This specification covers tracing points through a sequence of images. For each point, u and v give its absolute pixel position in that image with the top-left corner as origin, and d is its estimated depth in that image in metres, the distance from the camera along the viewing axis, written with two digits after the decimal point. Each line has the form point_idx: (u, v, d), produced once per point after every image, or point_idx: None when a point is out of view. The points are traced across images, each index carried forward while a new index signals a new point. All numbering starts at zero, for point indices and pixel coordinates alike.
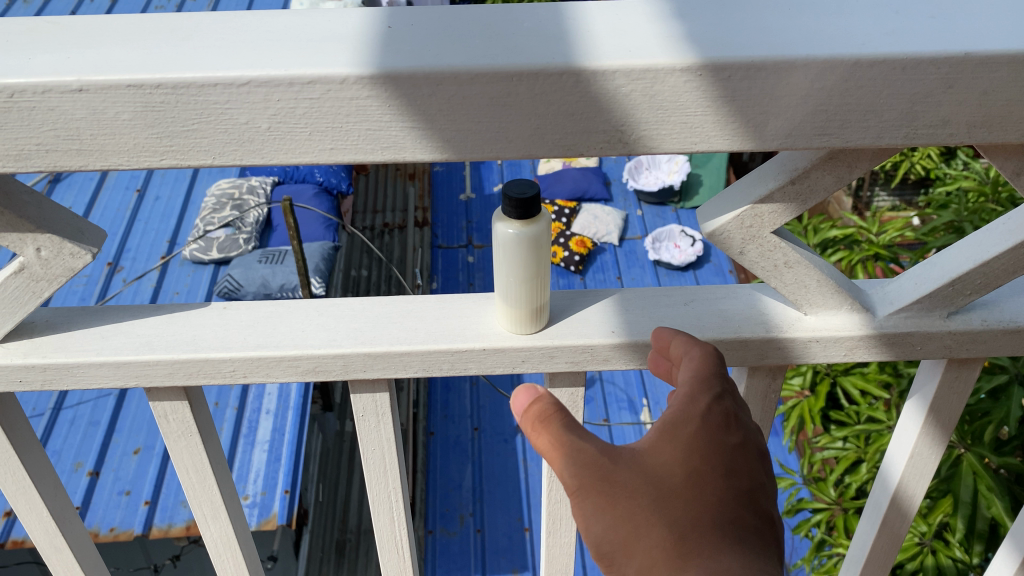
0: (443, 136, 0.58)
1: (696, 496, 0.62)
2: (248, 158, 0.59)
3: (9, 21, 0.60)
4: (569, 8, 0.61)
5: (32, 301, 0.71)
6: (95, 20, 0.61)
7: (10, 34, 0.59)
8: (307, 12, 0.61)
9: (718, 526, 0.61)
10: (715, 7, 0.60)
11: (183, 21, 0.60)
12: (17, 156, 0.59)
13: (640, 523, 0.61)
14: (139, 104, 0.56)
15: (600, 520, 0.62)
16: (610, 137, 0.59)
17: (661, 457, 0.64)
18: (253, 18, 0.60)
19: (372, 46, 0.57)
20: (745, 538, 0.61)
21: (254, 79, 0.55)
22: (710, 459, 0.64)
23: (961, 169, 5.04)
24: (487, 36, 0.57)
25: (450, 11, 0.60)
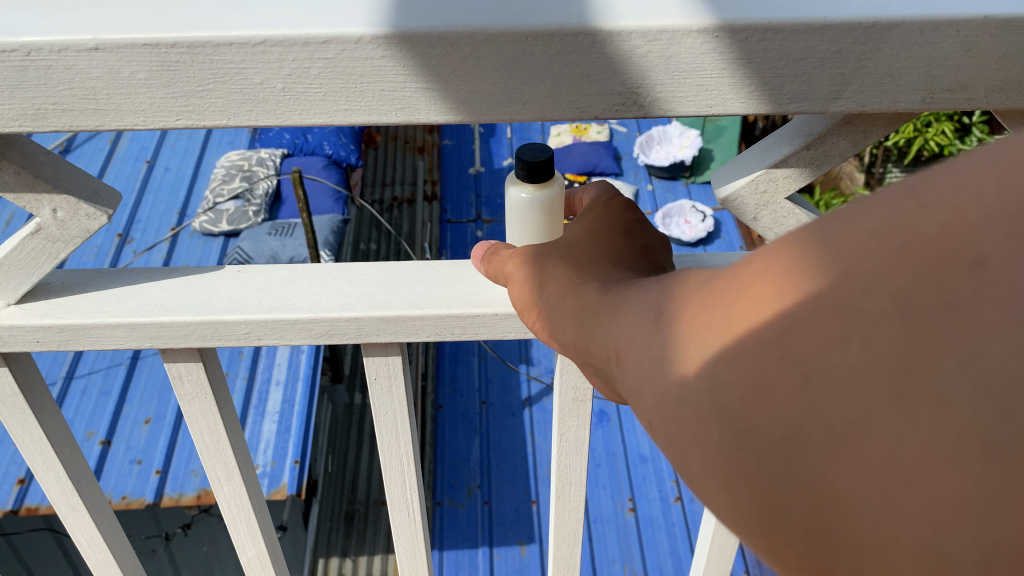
0: (458, 98, 0.59)
1: (596, 243, 0.62)
2: (263, 119, 0.60)
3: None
4: None
5: (48, 263, 0.71)
6: None
7: None
8: None
9: (614, 255, 0.59)
10: None
11: None
12: (34, 115, 0.59)
13: (550, 269, 0.61)
14: (155, 64, 0.56)
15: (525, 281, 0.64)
16: (625, 99, 0.59)
17: (572, 232, 0.65)
18: None
19: (387, 4, 0.57)
20: (639, 265, 0.58)
21: (269, 39, 0.55)
22: (614, 223, 0.64)
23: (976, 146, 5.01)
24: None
25: None
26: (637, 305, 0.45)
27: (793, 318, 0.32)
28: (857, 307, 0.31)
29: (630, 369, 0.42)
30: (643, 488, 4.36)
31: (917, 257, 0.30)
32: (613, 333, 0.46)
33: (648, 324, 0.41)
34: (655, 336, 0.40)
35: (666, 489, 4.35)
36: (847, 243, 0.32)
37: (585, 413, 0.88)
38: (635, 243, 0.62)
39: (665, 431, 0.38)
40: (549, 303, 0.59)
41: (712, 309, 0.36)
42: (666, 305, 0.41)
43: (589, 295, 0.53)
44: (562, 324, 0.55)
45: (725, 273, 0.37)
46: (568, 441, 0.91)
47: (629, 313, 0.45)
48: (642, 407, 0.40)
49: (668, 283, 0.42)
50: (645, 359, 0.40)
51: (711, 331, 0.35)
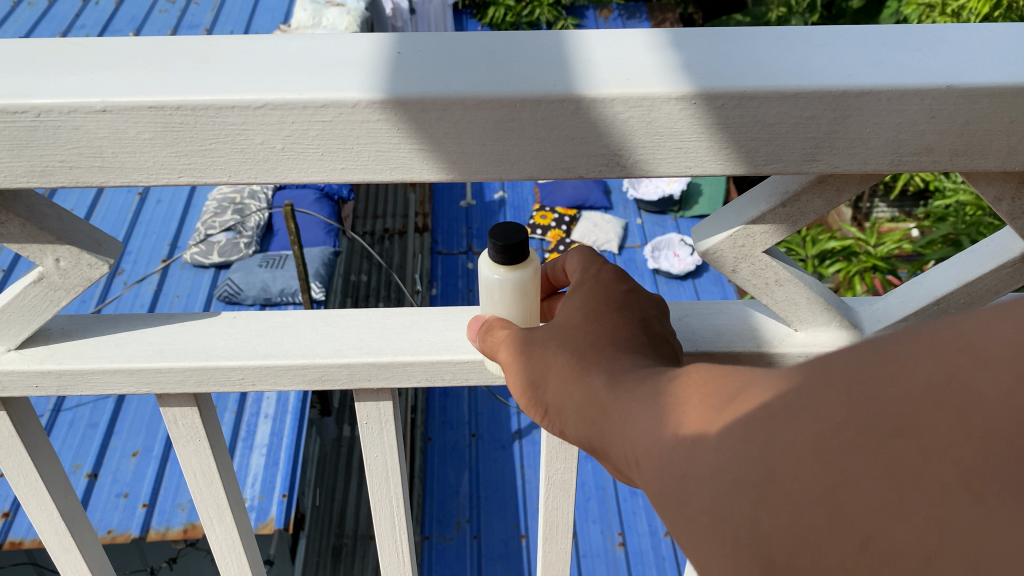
0: (450, 158, 0.61)
1: (594, 324, 0.65)
2: (262, 177, 0.62)
3: (34, 43, 0.64)
4: (571, 37, 0.64)
5: (49, 310, 0.73)
6: (114, 43, 0.64)
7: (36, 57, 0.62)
8: (318, 39, 0.64)
9: (615, 337, 0.63)
10: (711, 38, 0.63)
11: (200, 47, 0.63)
12: (41, 172, 0.61)
13: (552, 359, 0.64)
14: (159, 125, 0.59)
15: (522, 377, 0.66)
16: (609, 161, 0.62)
17: (566, 312, 0.68)
18: (267, 45, 0.64)
19: (383, 72, 0.60)
20: (642, 342, 0.62)
21: (270, 102, 0.58)
22: (609, 299, 0.67)
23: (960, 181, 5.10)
24: (493, 65, 0.60)
25: (454, 37, 0.64)
26: (654, 418, 0.48)
27: (843, 478, 0.34)
28: (917, 475, 0.33)
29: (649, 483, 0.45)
30: (633, 523, 4.35)
31: (984, 423, 0.33)
32: (633, 440, 0.49)
33: (668, 437, 0.45)
34: (673, 452, 0.43)
35: (656, 523, 4.35)
36: (870, 401, 0.35)
37: (572, 456, 0.90)
38: (636, 317, 0.66)
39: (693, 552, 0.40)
40: (556, 394, 0.62)
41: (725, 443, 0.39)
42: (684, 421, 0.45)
43: (605, 393, 0.56)
44: (577, 419, 0.59)
45: (740, 406, 0.41)
46: (555, 484, 0.93)
47: (648, 425, 0.49)
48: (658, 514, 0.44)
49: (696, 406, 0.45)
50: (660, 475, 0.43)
51: (728, 464, 0.39)
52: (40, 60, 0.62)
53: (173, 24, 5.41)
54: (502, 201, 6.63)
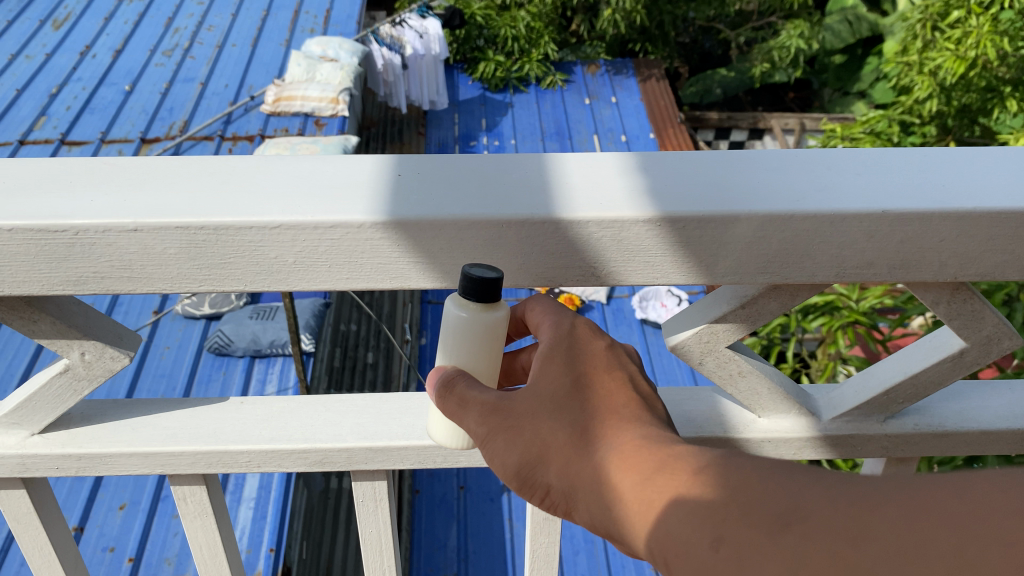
0: (443, 269, 0.69)
1: (589, 395, 0.70)
2: (274, 284, 0.69)
3: (74, 163, 0.72)
4: (551, 160, 0.72)
5: (72, 397, 0.79)
6: (143, 163, 0.72)
7: (75, 179, 0.69)
8: (327, 161, 0.72)
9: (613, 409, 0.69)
10: (674, 162, 0.71)
11: (221, 170, 0.71)
12: (76, 282, 0.68)
13: (547, 437, 0.69)
14: (184, 241, 0.66)
15: (515, 456, 0.70)
16: (585, 271, 0.69)
17: (553, 376, 0.71)
18: (280, 168, 0.72)
19: (385, 195, 0.68)
20: (638, 406, 0.70)
21: (284, 223, 0.65)
22: (595, 364, 0.72)
23: None
24: (484, 191, 0.68)
25: (448, 162, 0.72)
26: (682, 523, 0.57)
27: None
28: None
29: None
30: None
31: None
32: (667, 539, 0.57)
33: (708, 551, 0.54)
34: (724, 570, 0.53)
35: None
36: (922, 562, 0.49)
37: (555, 532, 0.96)
38: (622, 380, 0.72)
39: None
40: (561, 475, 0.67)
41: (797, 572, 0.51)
42: (723, 532, 0.54)
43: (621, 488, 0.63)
44: (589, 503, 0.66)
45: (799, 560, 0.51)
46: (539, 557, 0.99)
47: (677, 526, 0.57)
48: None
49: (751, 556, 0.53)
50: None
51: None
52: (77, 180, 0.70)
53: (170, 77, 5.51)
54: None
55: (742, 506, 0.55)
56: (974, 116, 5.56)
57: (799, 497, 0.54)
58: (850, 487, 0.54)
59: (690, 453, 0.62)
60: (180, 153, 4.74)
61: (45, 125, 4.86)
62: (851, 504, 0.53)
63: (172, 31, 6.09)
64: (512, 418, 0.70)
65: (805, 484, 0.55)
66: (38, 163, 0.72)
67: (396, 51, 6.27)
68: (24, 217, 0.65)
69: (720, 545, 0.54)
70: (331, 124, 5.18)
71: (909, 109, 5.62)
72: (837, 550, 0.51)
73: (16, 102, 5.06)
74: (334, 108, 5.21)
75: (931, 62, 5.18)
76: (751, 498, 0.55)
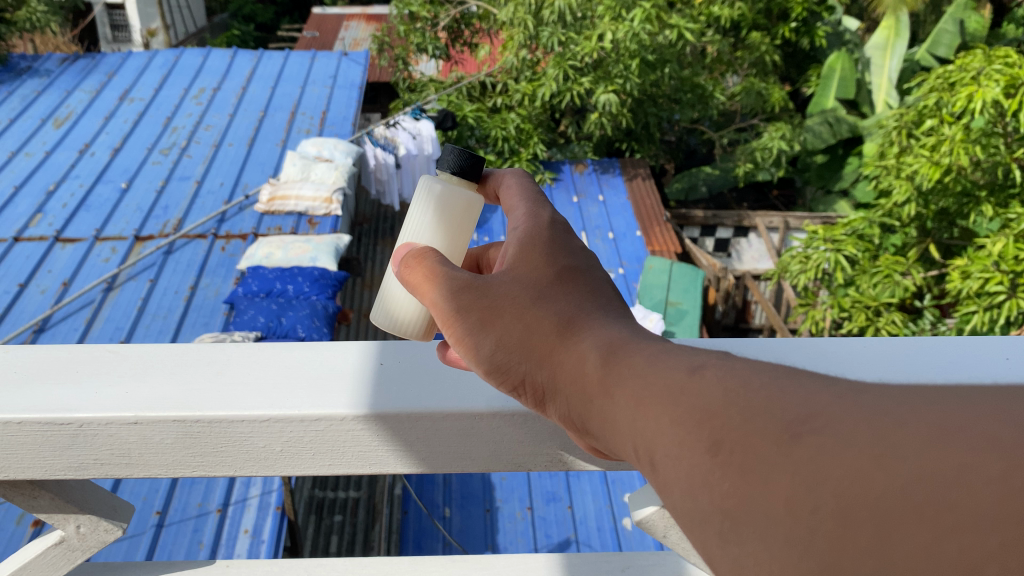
0: (421, 455, 0.74)
1: (569, 287, 0.70)
2: (261, 470, 0.75)
3: (85, 350, 0.79)
4: None
5: (65, 566, 0.83)
6: (146, 352, 0.78)
7: (84, 371, 0.75)
8: (317, 351, 0.79)
9: (596, 301, 0.69)
10: None
11: (218, 358, 0.77)
12: (76, 466, 0.73)
13: (532, 316, 0.67)
14: (179, 431, 0.71)
15: (489, 341, 0.68)
16: (551, 456, 0.76)
17: (536, 271, 0.72)
18: (275, 354, 0.78)
19: (366, 391, 0.73)
20: (627, 326, 0.63)
21: (274, 417, 0.70)
22: (575, 266, 0.74)
23: (929, 327, 5.27)
24: (460, 386, 0.74)
25: (426, 359, 0.79)
26: (671, 418, 0.49)
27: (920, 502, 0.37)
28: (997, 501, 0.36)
29: (692, 507, 0.44)
30: None
31: None
32: (656, 443, 0.49)
33: (704, 457, 0.45)
34: (727, 480, 0.43)
35: None
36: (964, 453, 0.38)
37: None
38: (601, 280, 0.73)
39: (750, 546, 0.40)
40: (541, 357, 0.65)
41: (821, 488, 0.39)
42: (722, 437, 0.45)
43: (603, 364, 0.59)
44: (569, 384, 0.62)
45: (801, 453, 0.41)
46: None
47: (663, 426, 0.49)
48: (698, 536, 0.44)
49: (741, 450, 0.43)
50: (712, 517, 0.43)
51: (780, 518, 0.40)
52: (85, 369, 0.76)
53: (165, 175, 5.61)
54: None
55: (742, 410, 0.45)
56: (954, 218, 5.38)
57: (816, 401, 0.43)
58: (878, 401, 0.42)
59: (666, 367, 0.53)
60: (172, 251, 4.83)
61: (40, 221, 4.98)
62: (878, 415, 0.41)
63: (170, 130, 6.22)
64: (486, 295, 0.70)
65: (811, 392, 0.44)
66: (52, 354, 0.78)
67: (389, 151, 6.38)
68: (34, 411, 0.70)
69: (718, 451, 0.44)
70: (324, 223, 5.18)
71: (890, 212, 5.45)
72: (871, 468, 0.38)
73: (12, 199, 5.17)
74: (327, 206, 5.23)
75: (907, 167, 4.96)
76: (747, 412, 0.45)
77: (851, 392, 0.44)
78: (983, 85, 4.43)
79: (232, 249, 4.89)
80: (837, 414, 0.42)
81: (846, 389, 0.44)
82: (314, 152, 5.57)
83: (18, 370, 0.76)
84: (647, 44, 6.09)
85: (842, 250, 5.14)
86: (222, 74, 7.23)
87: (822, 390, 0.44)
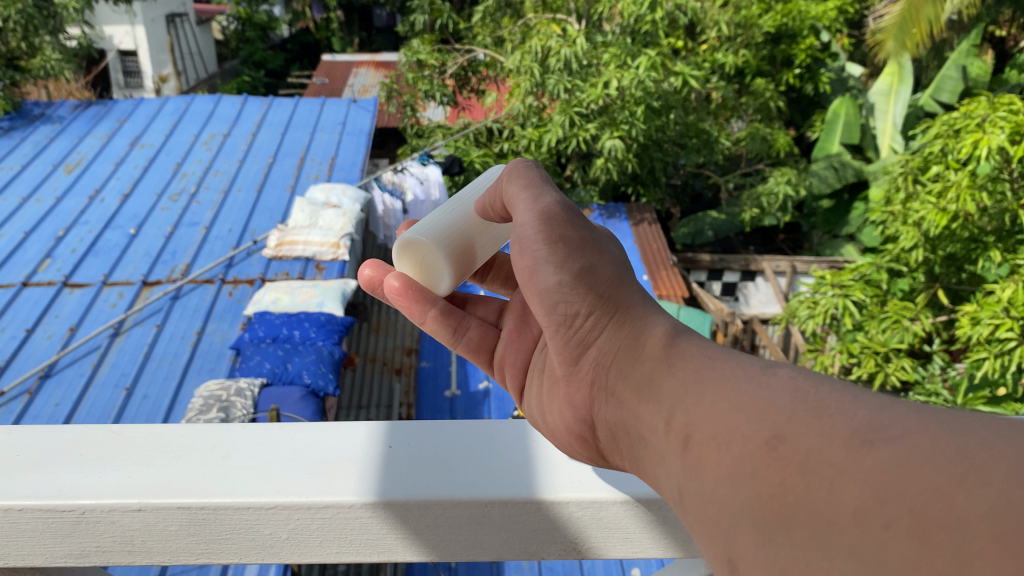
0: (430, 544, 0.83)
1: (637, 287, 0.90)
2: (264, 554, 0.81)
3: (85, 430, 0.85)
4: (532, 443, 0.89)
5: None
6: (149, 438, 0.84)
7: (83, 459, 0.81)
8: (315, 435, 0.86)
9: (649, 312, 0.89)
10: None
11: (219, 444, 0.84)
12: (78, 553, 0.79)
13: (618, 276, 0.86)
14: (185, 519, 0.77)
15: (580, 265, 0.86)
16: (566, 545, 0.85)
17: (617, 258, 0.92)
18: (273, 437, 0.85)
19: (370, 478, 0.81)
20: (708, 358, 0.71)
21: (280, 504, 0.77)
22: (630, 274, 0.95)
23: (940, 373, 5.19)
24: (469, 476, 0.82)
25: (446, 434, 0.88)
26: (728, 419, 0.61)
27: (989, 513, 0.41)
28: None
29: (733, 497, 0.56)
30: None
31: None
32: (690, 421, 0.64)
33: (763, 447, 0.56)
34: (776, 466, 0.54)
35: None
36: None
37: None
38: None
39: (806, 533, 0.49)
40: (611, 300, 0.83)
41: (893, 503, 0.46)
42: (781, 430, 0.56)
43: (668, 338, 0.77)
44: (627, 334, 0.80)
45: (889, 465, 0.48)
46: None
47: (712, 422, 0.62)
48: (734, 509, 0.55)
49: (816, 441, 0.53)
50: (765, 517, 0.53)
51: (845, 499, 0.48)
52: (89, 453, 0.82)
53: (173, 221, 5.63)
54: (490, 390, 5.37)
55: (807, 411, 0.56)
56: (962, 264, 5.29)
57: (906, 431, 0.50)
58: (970, 432, 0.48)
59: (762, 382, 0.63)
60: (179, 296, 4.80)
61: (49, 267, 4.99)
62: (963, 445, 0.47)
63: (179, 176, 6.26)
64: (590, 241, 0.89)
65: (907, 427, 0.51)
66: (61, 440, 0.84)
67: (396, 197, 6.42)
68: (39, 499, 0.75)
69: (777, 443, 0.55)
70: (331, 267, 5.14)
71: (897, 258, 5.43)
72: (954, 487, 0.44)
73: (21, 244, 5.19)
74: (335, 251, 5.22)
75: (913, 213, 4.96)
76: (818, 418, 0.55)
77: (935, 425, 0.50)
78: (989, 132, 4.44)
79: (239, 295, 4.87)
80: (912, 438, 0.49)
81: (935, 423, 0.51)
82: (322, 198, 5.57)
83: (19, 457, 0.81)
84: (652, 91, 6.11)
85: (850, 295, 5.10)
86: (232, 121, 7.30)
87: (915, 426, 0.51)
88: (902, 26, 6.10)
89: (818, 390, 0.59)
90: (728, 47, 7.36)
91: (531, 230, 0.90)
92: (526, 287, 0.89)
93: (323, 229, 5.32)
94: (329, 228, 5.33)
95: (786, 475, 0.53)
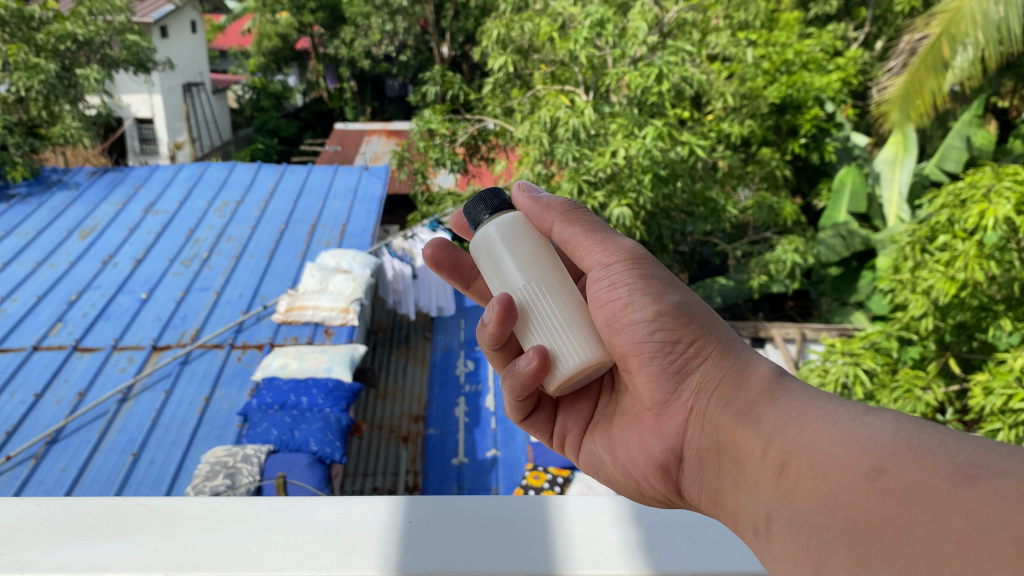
0: None
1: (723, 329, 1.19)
2: None
3: (122, 512, 1.10)
4: (562, 526, 1.11)
5: None
6: (172, 526, 1.07)
7: (114, 539, 1.05)
8: (331, 523, 1.09)
9: None
10: (658, 532, 1.12)
11: (238, 530, 1.07)
12: None
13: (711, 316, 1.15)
14: None
15: (679, 302, 1.16)
16: None
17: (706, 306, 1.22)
18: (290, 526, 1.08)
19: (398, 558, 1.03)
20: (829, 415, 0.91)
21: None
22: None
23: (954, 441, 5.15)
24: (495, 558, 1.04)
25: (482, 520, 1.11)
26: (829, 455, 0.84)
27: None
28: None
29: (831, 521, 0.79)
30: None
31: None
32: (789, 448, 0.89)
33: (868, 482, 0.78)
34: (880, 497, 0.75)
35: None
36: None
37: None
38: None
39: (907, 558, 0.69)
40: (704, 337, 1.12)
41: (1001, 533, 0.64)
42: (882, 467, 0.78)
43: (775, 371, 1.05)
44: (717, 368, 1.08)
45: (1002, 495, 0.67)
46: None
47: (813, 453, 0.86)
48: (844, 527, 0.77)
49: (931, 477, 0.73)
50: (861, 541, 0.75)
51: (960, 516, 0.67)
52: (113, 526, 1.07)
53: (185, 285, 5.69)
54: (497, 459, 5.35)
55: (912, 450, 0.78)
56: (972, 332, 5.29)
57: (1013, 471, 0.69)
58: None
59: (873, 429, 0.84)
60: (188, 361, 4.82)
61: (60, 330, 5.02)
62: None
63: (192, 242, 6.32)
64: (682, 290, 1.20)
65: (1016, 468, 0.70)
66: (81, 512, 1.10)
67: (405, 262, 6.48)
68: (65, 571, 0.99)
69: (877, 476, 0.78)
70: (340, 332, 5.15)
71: (907, 325, 5.43)
72: None
73: (33, 309, 5.22)
74: (344, 316, 5.23)
75: (922, 282, 4.92)
76: (919, 458, 0.76)
77: None
78: (994, 202, 4.45)
79: (248, 359, 4.90)
80: (1007, 477, 0.69)
81: None
82: (332, 263, 5.55)
83: (49, 527, 1.07)
84: (659, 159, 6.18)
85: (860, 364, 5.03)
86: (244, 187, 7.39)
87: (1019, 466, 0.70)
88: (907, 96, 6.21)
89: (922, 436, 0.79)
90: (734, 117, 7.54)
91: (626, 270, 1.22)
92: (629, 317, 1.19)
93: (332, 296, 5.32)
94: (341, 292, 5.35)
95: (888, 504, 0.74)
